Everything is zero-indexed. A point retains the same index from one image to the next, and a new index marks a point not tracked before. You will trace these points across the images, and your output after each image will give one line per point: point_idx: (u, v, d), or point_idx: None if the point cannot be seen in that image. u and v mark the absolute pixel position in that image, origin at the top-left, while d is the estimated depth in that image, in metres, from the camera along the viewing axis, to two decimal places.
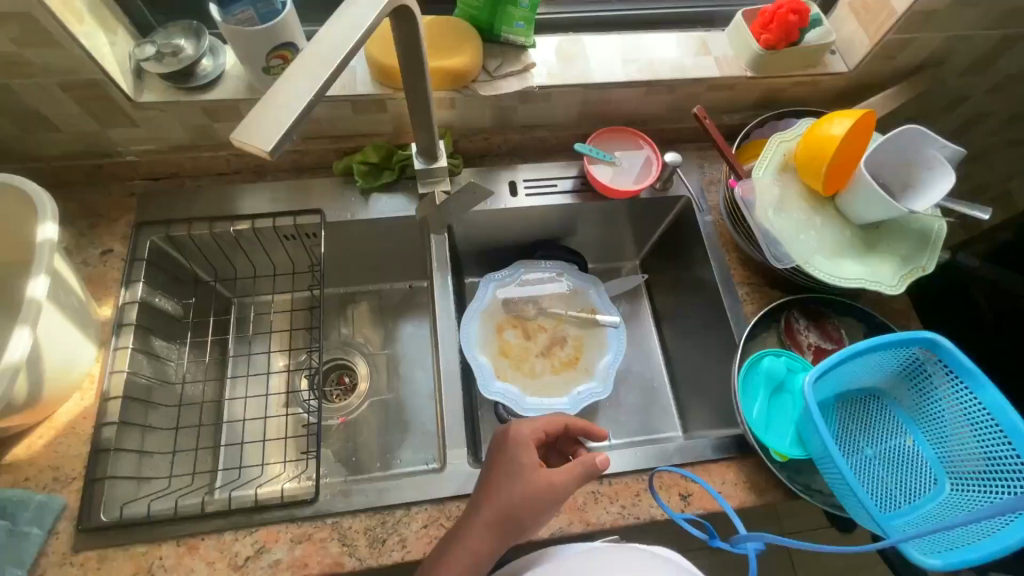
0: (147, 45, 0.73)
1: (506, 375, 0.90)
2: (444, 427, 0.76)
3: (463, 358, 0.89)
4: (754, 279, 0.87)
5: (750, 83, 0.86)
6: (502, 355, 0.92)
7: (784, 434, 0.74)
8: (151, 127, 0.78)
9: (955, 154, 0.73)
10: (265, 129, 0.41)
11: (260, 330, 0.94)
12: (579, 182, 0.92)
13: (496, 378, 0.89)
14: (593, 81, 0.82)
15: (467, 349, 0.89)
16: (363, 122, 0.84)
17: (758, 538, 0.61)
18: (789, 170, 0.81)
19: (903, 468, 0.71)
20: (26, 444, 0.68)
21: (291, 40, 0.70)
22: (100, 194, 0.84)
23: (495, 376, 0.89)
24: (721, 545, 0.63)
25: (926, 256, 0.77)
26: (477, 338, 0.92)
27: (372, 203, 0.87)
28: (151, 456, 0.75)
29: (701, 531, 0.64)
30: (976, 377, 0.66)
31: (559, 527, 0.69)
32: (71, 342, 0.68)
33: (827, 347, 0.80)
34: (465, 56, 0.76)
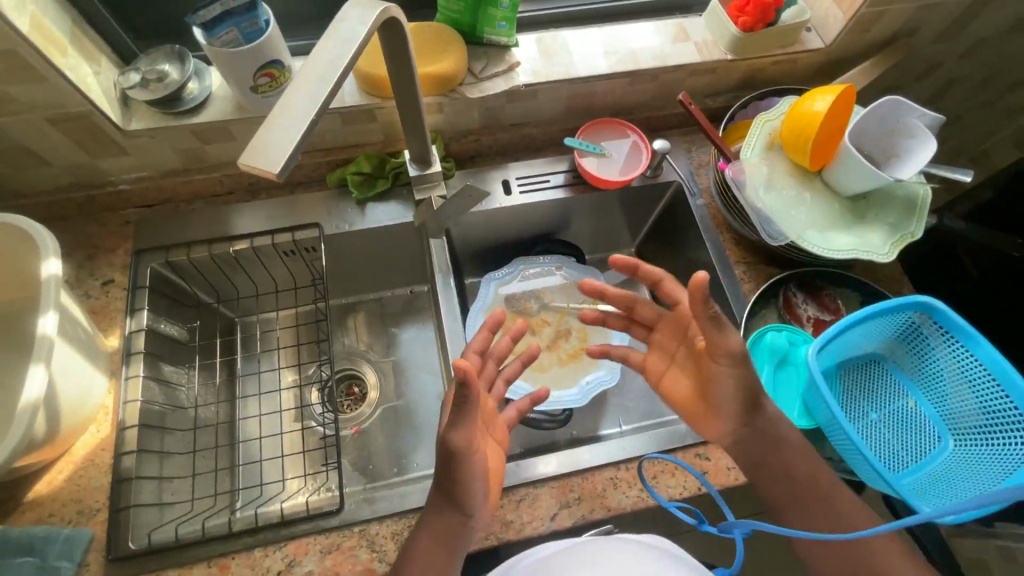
0: (132, 73, 0.73)
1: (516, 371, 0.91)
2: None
3: None
4: (749, 257, 0.88)
5: (730, 65, 0.88)
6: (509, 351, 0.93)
7: (793, 406, 0.76)
8: (141, 153, 0.78)
9: (934, 121, 0.75)
10: (270, 151, 0.41)
11: (267, 347, 0.94)
12: (570, 176, 0.93)
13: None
14: (578, 76, 0.83)
15: None
16: (353, 133, 0.85)
17: (744, 524, 0.61)
18: (775, 149, 0.83)
19: (908, 429, 0.73)
20: (45, 480, 0.69)
21: (277, 58, 0.70)
22: (95, 225, 0.84)
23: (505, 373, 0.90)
24: (710, 531, 0.65)
25: (914, 222, 0.79)
26: None
27: (368, 212, 0.88)
28: (171, 481, 0.75)
29: (688, 517, 0.67)
30: (973, 336, 0.68)
31: (582, 514, 0.71)
32: (83, 375, 0.68)
33: (826, 318, 0.82)
34: (450, 60, 0.77)
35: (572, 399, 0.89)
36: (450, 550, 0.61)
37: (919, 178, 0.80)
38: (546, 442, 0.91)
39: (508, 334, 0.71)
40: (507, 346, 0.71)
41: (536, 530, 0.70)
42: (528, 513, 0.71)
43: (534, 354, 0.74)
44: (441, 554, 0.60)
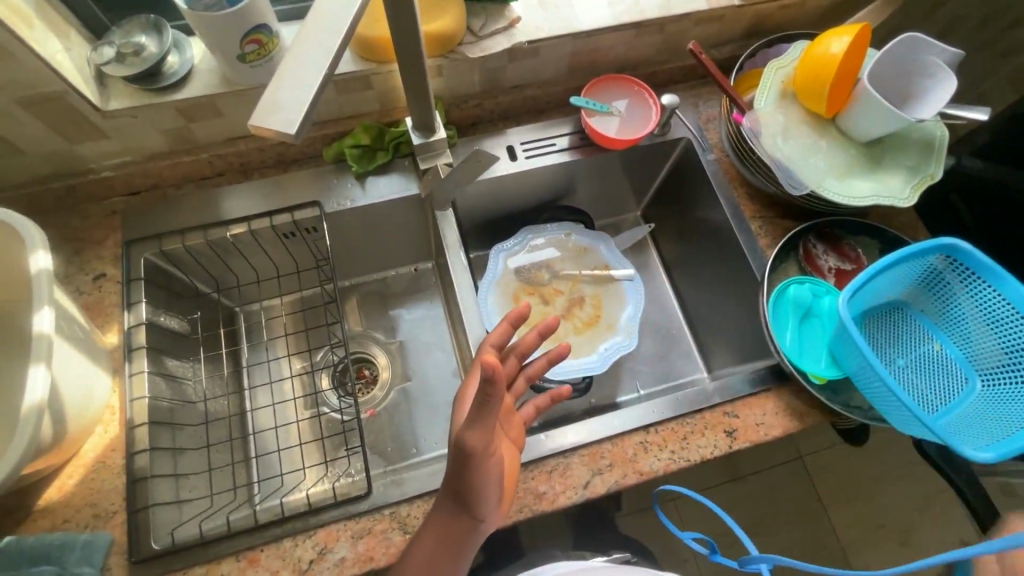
0: (106, 47, 0.68)
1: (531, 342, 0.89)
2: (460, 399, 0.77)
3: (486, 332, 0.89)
4: (765, 211, 0.86)
5: (738, 11, 0.84)
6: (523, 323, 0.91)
7: (819, 357, 0.75)
8: (124, 136, 0.73)
9: (954, 58, 0.73)
10: (283, 110, 0.38)
11: (272, 335, 0.91)
12: (577, 138, 0.90)
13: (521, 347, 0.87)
14: (583, 30, 0.79)
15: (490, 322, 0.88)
16: (348, 103, 0.80)
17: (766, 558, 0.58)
18: (789, 96, 0.81)
19: (934, 373, 0.73)
20: (56, 486, 0.65)
21: (264, 22, 0.65)
22: (80, 216, 0.79)
23: None
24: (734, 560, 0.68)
25: (932, 164, 0.78)
26: (497, 310, 0.91)
27: (369, 187, 0.84)
28: (187, 478, 0.72)
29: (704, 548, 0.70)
30: (998, 274, 0.67)
31: (614, 481, 0.70)
32: (86, 374, 0.65)
33: (847, 268, 0.80)
34: (448, 18, 0.72)
35: (590, 366, 0.87)
36: (462, 550, 0.60)
37: (936, 122, 0.79)
38: (566, 414, 0.90)
39: (536, 328, 0.69)
40: (535, 341, 0.69)
41: (570, 499, 0.69)
42: (561, 483, 0.70)
43: (563, 356, 0.70)
44: (448, 558, 0.60)
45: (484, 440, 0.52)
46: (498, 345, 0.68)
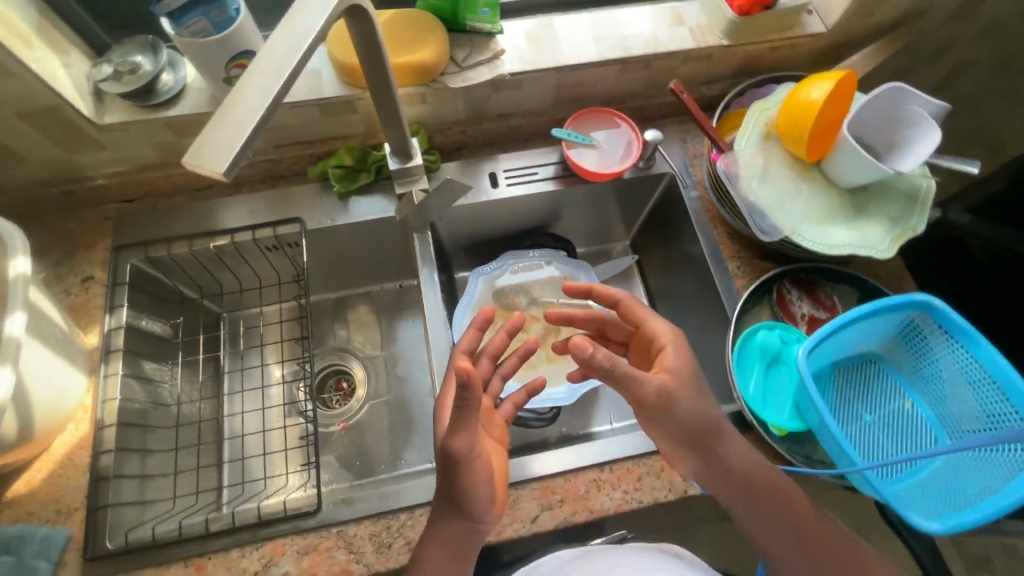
0: (104, 65, 0.71)
1: None
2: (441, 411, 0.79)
3: None
4: (744, 252, 0.85)
5: (726, 51, 0.84)
6: None
7: (783, 407, 0.74)
8: (118, 148, 0.77)
9: (939, 110, 0.71)
10: (218, 147, 0.39)
11: (252, 343, 0.93)
12: (560, 167, 0.90)
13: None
14: (566, 64, 0.80)
15: None
16: (333, 125, 0.82)
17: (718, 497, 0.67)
18: (771, 139, 0.80)
19: (903, 431, 0.71)
20: (24, 479, 0.68)
21: (250, 48, 0.67)
22: (76, 220, 0.83)
23: None
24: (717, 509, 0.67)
25: (916, 215, 0.76)
26: None
27: (351, 206, 0.86)
28: (154, 479, 0.75)
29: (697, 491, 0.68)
30: (972, 337, 0.66)
31: (564, 517, 0.70)
32: (59, 374, 0.68)
33: (821, 316, 0.79)
34: (429, 50, 0.74)
35: (556, 397, 0.87)
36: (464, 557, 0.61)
37: (923, 173, 0.77)
38: (533, 442, 0.90)
39: (503, 329, 0.70)
40: (504, 340, 0.70)
41: (517, 532, 0.69)
42: (510, 515, 0.70)
43: (534, 350, 0.69)
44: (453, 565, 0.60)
45: (469, 444, 0.56)
46: (467, 350, 0.69)
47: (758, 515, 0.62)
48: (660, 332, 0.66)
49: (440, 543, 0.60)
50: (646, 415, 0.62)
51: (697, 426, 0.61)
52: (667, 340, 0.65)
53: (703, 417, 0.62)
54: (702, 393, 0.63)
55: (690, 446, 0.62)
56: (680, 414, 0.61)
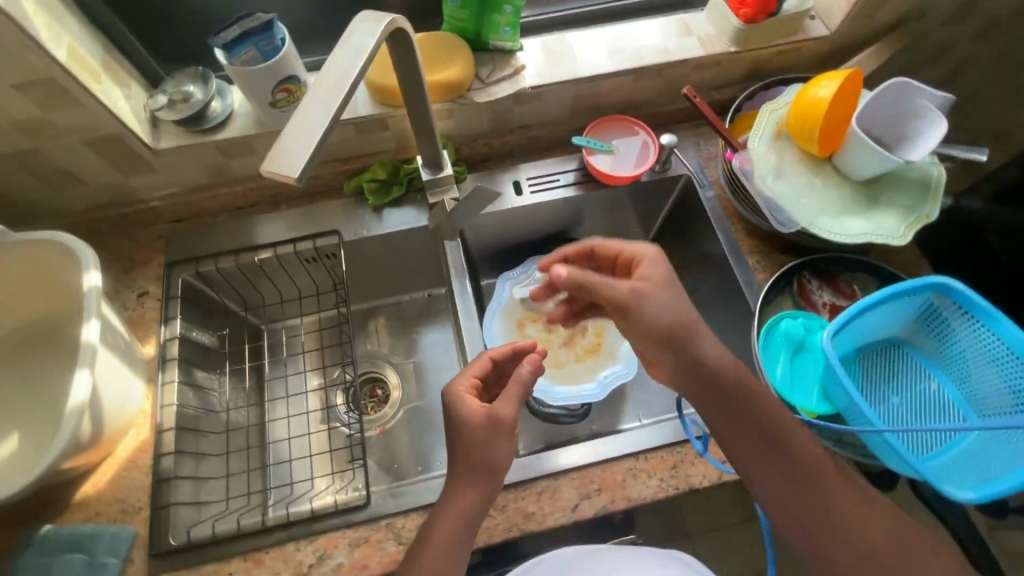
0: (160, 95, 0.78)
1: None
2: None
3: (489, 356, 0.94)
4: (763, 247, 0.88)
5: (734, 57, 0.89)
6: None
7: (811, 391, 0.76)
8: (170, 170, 0.82)
9: (944, 102, 0.75)
10: (289, 156, 0.44)
11: (292, 353, 0.98)
12: (580, 174, 0.95)
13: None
14: (583, 76, 0.85)
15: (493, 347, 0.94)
16: (367, 142, 0.88)
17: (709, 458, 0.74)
18: (782, 137, 0.84)
19: (932, 411, 0.73)
20: (91, 482, 0.73)
21: (293, 73, 0.74)
22: (129, 240, 0.88)
23: None
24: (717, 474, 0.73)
25: (928, 204, 0.79)
26: (500, 335, 0.95)
27: (384, 218, 0.91)
28: (207, 481, 0.79)
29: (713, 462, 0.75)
30: (993, 316, 0.67)
31: (603, 505, 0.73)
32: (123, 381, 0.73)
33: (842, 303, 0.81)
34: (456, 68, 0.79)
35: (586, 393, 0.91)
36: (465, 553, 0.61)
37: (931, 162, 0.80)
38: (566, 439, 0.93)
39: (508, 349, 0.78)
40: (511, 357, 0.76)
41: (558, 520, 0.72)
42: (550, 505, 0.73)
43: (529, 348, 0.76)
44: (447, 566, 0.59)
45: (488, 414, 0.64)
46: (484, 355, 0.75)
47: (732, 417, 0.62)
48: (644, 251, 0.72)
49: (456, 515, 0.61)
50: (626, 323, 0.68)
51: (663, 324, 0.65)
52: (646, 255, 0.71)
53: (670, 318, 0.65)
54: (673, 298, 0.66)
55: (665, 345, 0.65)
56: (648, 314, 0.65)
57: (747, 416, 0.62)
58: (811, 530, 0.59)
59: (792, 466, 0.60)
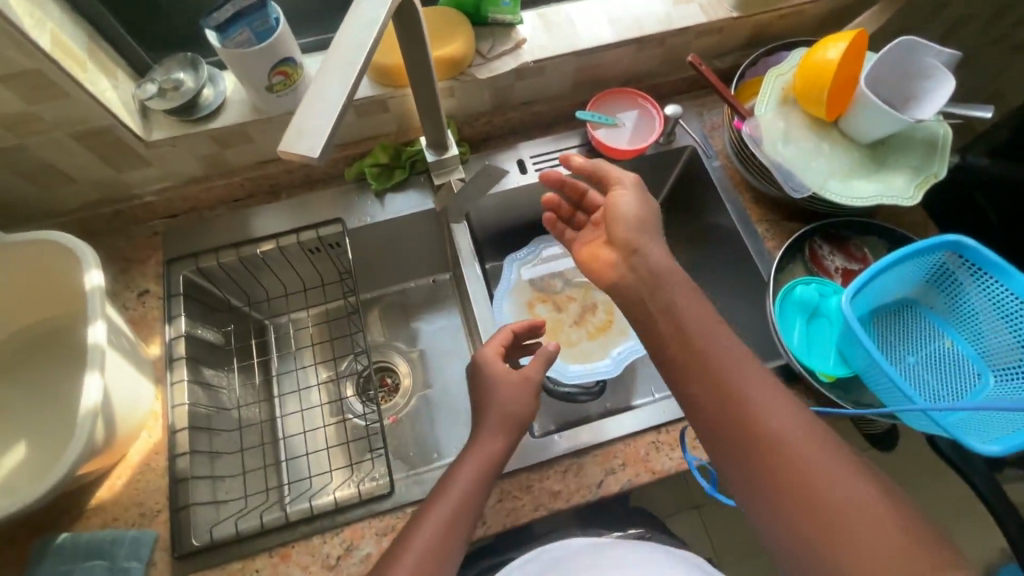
0: (148, 84, 0.74)
1: None
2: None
3: None
4: (771, 215, 0.88)
5: (737, 23, 0.87)
6: None
7: (827, 356, 0.76)
8: (164, 163, 0.79)
9: (952, 59, 0.74)
10: (308, 134, 0.42)
11: (300, 346, 0.96)
12: (585, 149, 0.93)
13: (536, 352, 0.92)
14: (585, 47, 0.83)
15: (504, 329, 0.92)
16: (367, 126, 0.85)
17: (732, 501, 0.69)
18: (789, 102, 0.83)
19: (946, 369, 0.74)
20: (105, 487, 0.71)
21: (289, 55, 0.71)
22: (125, 238, 0.85)
23: None
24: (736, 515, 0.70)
25: (936, 163, 0.79)
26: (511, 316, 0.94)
27: (387, 203, 0.89)
28: (224, 479, 0.78)
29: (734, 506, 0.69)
30: (1004, 269, 0.68)
31: (628, 480, 0.73)
32: (132, 382, 0.70)
33: (854, 267, 0.82)
34: (457, 43, 0.77)
35: (601, 370, 0.91)
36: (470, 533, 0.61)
37: (938, 122, 0.80)
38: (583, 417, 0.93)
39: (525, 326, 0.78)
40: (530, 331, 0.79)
41: (584, 497, 0.72)
42: (575, 483, 0.72)
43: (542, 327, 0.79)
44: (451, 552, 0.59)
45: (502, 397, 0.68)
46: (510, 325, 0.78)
47: (688, 374, 0.58)
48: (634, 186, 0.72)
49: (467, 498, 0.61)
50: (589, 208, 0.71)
51: (628, 233, 0.67)
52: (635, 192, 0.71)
53: (635, 227, 0.67)
54: (642, 203, 0.69)
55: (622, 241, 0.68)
56: (616, 201, 0.69)
57: (700, 374, 0.57)
58: (765, 493, 0.51)
59: (731, 424, 0.54)
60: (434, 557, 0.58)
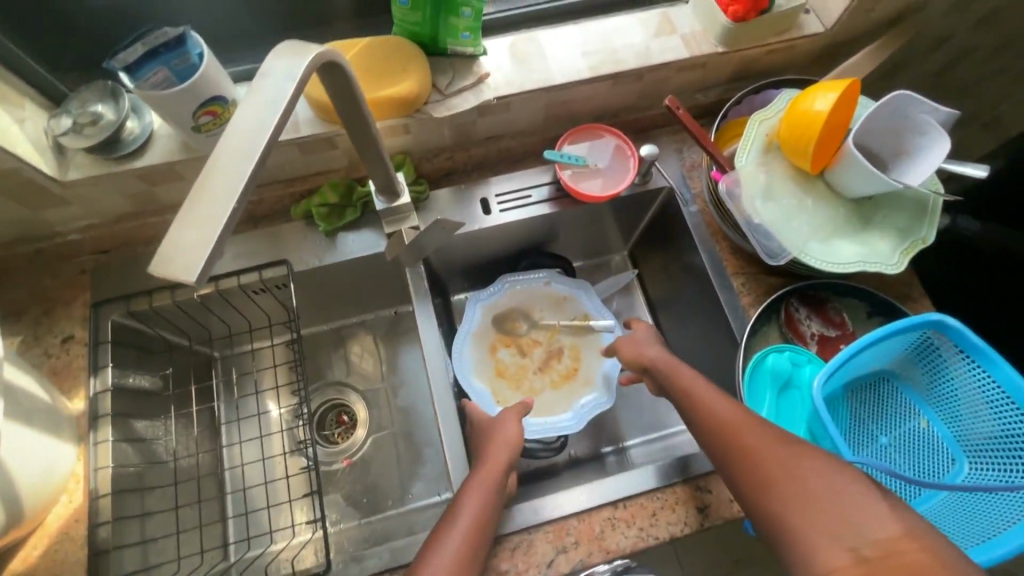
0: (63, 117, 0.67)
1: (507, 397, 0.88)
2: (447, 458, 0.75)
3: (459, 388, 0.87)
4: (748, 268, 0.82)
5: (721, 58, 0.80)
6: (499, 376, 0.89)
7: (798, 433, 0.73)
8: (87, 202, 0.72)
9: (949, 118, 0.68)
10: (189, 252, 0.35)
11: (247, 390, 0.91)
12: (555, 188, 0.87)
13: (495, 404, 0.86)
14: (555, 83, 0.76)
15: (464, 378, 0.87)
16: (314, 161, 0.78)
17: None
18: (773, 150, 0.76)
19: (920, 452, 0.70)
20: (19, 557, 0.66)
21: (219, 93, 0.63)
22: (50, 277, 0.79)
23: (495, 401, 0.87)
24: None
25: (925, 227, 0.73)
26: (472, 365, 0.89)
27: (340, 243, 0.82)
28: (156, 542, 0.73)
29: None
30: (991, 358, 0.63)
31: (579, 560, 0.69)
32: (43, 449, 0.65)
33: (830, 334, 0.77)
34: (410, 80, 0.70)
35: (563, 425, 0.86)
36: None
37: (932, 183, 0.74)
38: (544, 470, 0.88)
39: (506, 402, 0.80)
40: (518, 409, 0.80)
41: None
42: (524, 561, 0.69)
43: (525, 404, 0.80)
44: None
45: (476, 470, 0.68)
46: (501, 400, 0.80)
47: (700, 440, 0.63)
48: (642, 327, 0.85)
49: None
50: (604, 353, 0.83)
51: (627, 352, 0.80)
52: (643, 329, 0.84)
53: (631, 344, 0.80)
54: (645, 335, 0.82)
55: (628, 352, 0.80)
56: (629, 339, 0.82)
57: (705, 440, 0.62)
58: (761, 500, 0.54)
59: (727, 446, 0.60)
60: None
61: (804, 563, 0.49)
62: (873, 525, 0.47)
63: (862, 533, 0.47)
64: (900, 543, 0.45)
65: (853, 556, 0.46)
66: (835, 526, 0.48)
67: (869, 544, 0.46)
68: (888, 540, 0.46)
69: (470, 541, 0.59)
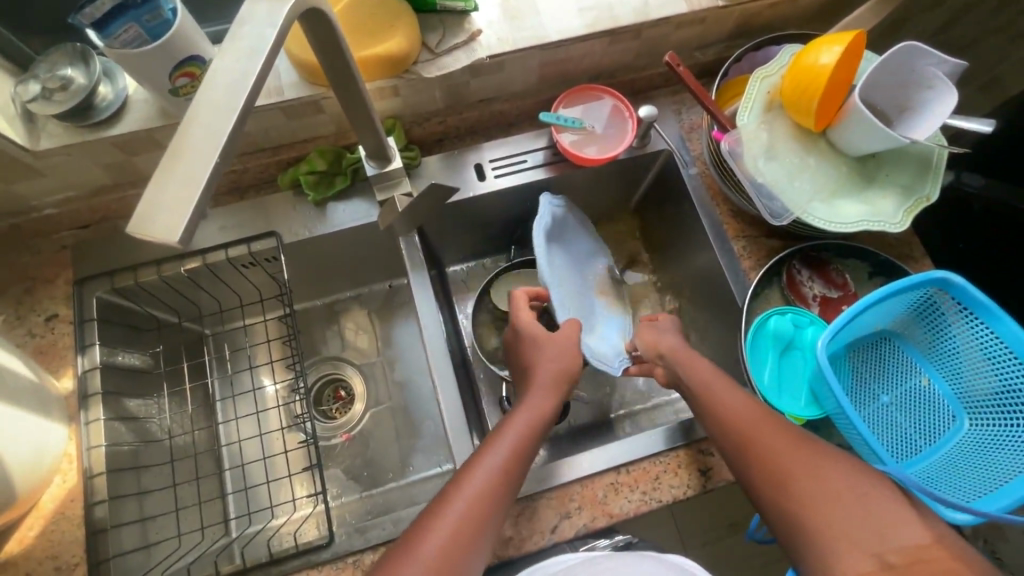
0: (30, 82, 0.63)
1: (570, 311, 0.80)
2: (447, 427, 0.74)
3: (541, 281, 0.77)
4: (749, 231, 0.81)
5: (721, 12, 0.77)
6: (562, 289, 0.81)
7: (798, 395, 0.73)
8: (61, 173, 0.69)
9: (956, 69, 0.66)
10: (167, 212, 0.33)
11: (240, 366, 0.89)
12: (551, 152, 0.84)
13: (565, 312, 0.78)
14: (549, 41, 0.73)
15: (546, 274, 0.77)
16: (301, 127, 0.75)
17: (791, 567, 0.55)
18: (775, 108, 0.74)
19: (920, 409, 0.70)
20: (16, 539, 0.65)
21: (196, 53, 0.60)
22: (28, 254, 0.76)
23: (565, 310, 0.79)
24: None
25: (928, 184, 0.72)
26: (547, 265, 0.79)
27: (330, 213, 0.80)
28: (155, 520, 0.72)
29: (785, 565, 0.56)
30: (995, 313, 0.63)
31: (583, 524, 0.69)
32: (31, 427, 0.63)
33: (832, 295, 0.77)
34: (399, 38, 0.66)
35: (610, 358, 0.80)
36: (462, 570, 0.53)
37: (938, 138, 0.72)
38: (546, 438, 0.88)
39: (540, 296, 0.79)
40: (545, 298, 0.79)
41: (538, 544, 0.68)
42: (529, 528, 0.68)
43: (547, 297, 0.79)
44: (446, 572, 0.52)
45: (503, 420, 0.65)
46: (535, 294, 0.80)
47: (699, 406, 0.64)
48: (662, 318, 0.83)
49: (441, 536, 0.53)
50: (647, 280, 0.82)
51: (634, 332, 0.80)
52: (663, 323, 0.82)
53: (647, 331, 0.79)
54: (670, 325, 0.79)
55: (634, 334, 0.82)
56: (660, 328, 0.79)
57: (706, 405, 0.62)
58: (779, 492, 0.55)
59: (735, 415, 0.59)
60: (449, 551, 0.53)
61: (810, 552, 0.51)
62: (888, 523, 0.50)
63: (890, 543, 0.49)
64: (930, 552, 0.49)
65: (879, 563, 0.49)
66: (856, 530, 0.50)
67: (896, 552, 0.49)
68: (917, 548, 0.49)
69: (488, 503, 0.57)
